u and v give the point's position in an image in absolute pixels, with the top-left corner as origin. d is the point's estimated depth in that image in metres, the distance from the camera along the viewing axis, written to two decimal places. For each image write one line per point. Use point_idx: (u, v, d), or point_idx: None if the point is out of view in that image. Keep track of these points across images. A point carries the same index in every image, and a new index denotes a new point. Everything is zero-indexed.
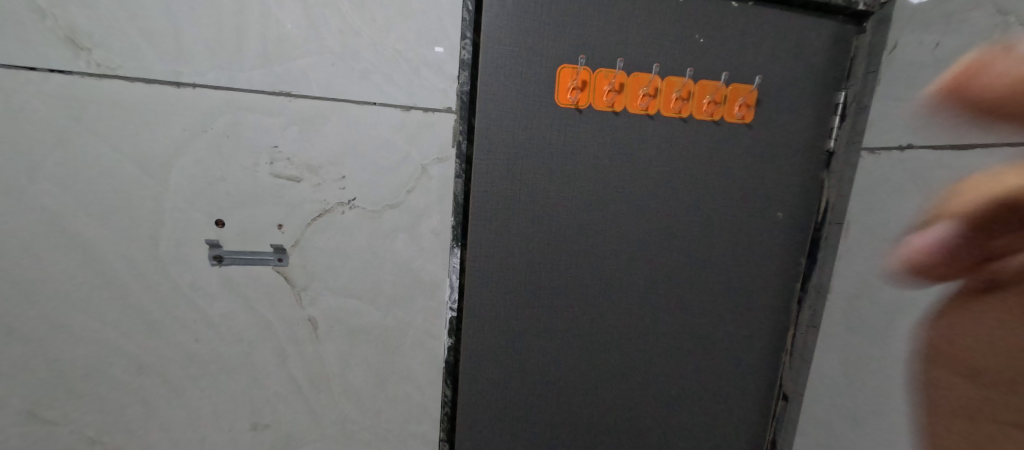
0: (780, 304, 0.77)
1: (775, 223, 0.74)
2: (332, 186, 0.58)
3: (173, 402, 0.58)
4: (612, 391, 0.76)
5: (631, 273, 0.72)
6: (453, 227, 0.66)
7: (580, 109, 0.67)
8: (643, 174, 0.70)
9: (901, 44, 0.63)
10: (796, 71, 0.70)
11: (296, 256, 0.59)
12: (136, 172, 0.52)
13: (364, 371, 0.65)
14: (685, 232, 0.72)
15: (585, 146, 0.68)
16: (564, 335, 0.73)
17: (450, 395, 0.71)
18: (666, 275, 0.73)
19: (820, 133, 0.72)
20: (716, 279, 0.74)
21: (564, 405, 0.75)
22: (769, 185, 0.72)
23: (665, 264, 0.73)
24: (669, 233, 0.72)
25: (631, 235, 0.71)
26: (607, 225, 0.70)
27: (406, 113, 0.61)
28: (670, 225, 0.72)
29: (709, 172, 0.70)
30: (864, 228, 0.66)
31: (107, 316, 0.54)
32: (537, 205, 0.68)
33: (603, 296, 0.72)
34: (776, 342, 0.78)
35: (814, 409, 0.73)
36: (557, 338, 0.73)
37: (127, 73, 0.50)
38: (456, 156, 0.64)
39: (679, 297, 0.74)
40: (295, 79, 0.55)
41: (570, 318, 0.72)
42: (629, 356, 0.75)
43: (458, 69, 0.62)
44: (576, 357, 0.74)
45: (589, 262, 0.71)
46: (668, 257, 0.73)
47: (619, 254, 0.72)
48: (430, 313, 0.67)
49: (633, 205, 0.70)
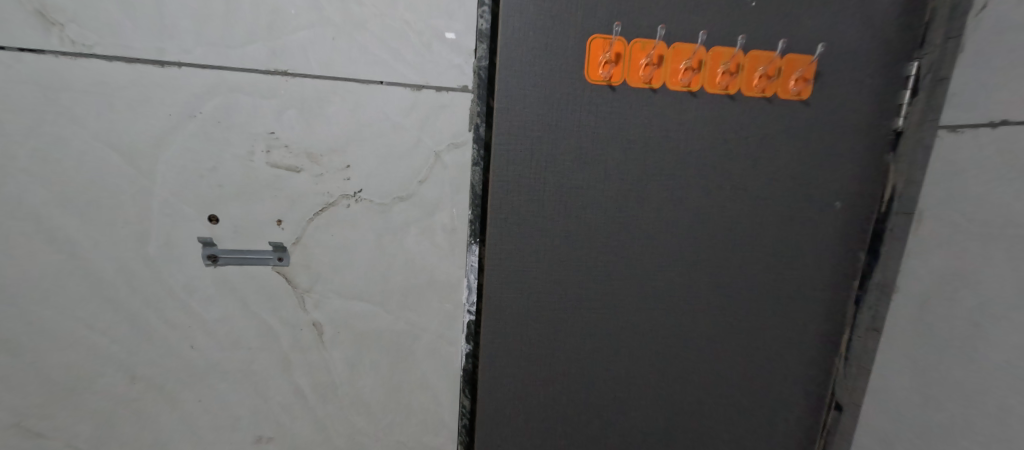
0: (833, 305, 0.72)
1: (833, 213, 0.68)
2: (336, 177, 0.54)
3: (169, 410, 0.57)
4: (648, 401, 0.70)
5: (664, 274, 0.66)
6: (470, 222, 0.59)
7: (613, 86, 0.58)
8: (688, 164, 0.63)
9: (990, 6, 0.56)
10: (862, 40, 0.62)
11: (296, 252, 0.55)
12: (121, 164, 0.50)
13: (373, 378, 0.60)
14: (725, 228, 0.66)
15: (621, 130, 0.60)
16: (592, 342, 0.66)
17: (468, 407, 0.65)
18: (702, 275, 0.67)
19: (885, 114, 0.66)
20: (762, 279, 0.69)
21: (592, 416, 0.69)
22: (824, 175, 0.66)
23: (702, 264, 0.67)
24: (707, 229, 0.66)
25: (665, 231, 0.65)
26: (640, 221, 0.64)
27: (417, 93, 0.54)
28: (709, 220, 0.65)
29: (750, 159, 0.64)
30: (941, 218, 0.61)
31: (96, 319, 0.52)
32: (563, 196, 0.61)
33: (635, 299, 0.66)
34: (829, 345, 0.73)
35: (882, 415, 0.67)
36: (585, 343, 0.66)
37: (103, 52, 0.47)
38: (473, 141, 0.56)
39: (716, 300, 0.68)
40: (293, 58, 0.50)
41: (599, 322, 0.66)
42: (666, 363, 0.69)
43: (475, 41, 0.54)
44: (605, 364, 0.67)
45: (619, 262, 0.64)
46: (705, 255, 0.67)
47: (653, 252, 0.65)
48: (446, 316, 0.61)
49: (675, 198, 0.63)
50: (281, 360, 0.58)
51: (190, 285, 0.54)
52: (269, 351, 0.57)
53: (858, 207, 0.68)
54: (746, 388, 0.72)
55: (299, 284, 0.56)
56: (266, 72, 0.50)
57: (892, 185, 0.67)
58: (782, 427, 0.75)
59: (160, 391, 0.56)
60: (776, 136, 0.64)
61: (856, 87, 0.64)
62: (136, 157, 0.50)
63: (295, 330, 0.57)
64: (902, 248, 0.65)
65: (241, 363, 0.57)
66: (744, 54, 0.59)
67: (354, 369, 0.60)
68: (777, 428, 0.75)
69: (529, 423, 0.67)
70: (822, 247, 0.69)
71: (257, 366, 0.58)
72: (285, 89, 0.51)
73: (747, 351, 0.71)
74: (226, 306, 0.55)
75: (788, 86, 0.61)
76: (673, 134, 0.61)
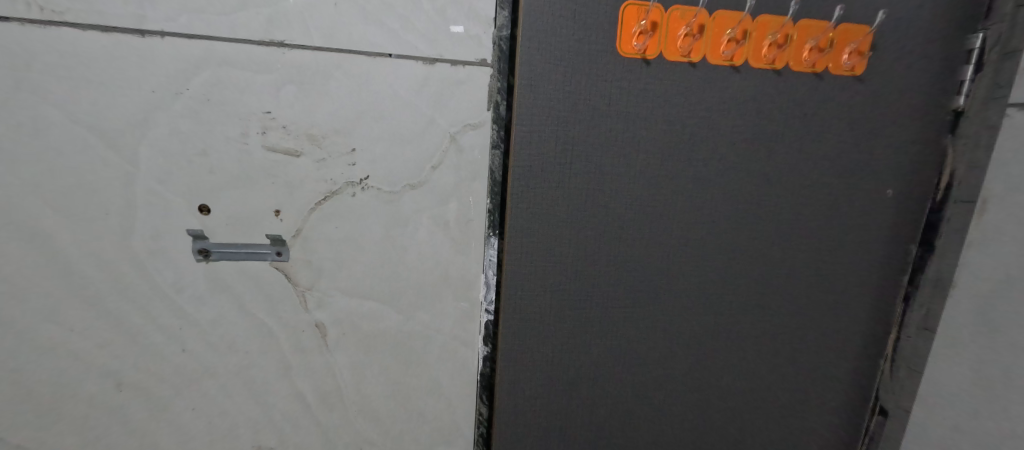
0: (880, 301, 0.66)
1: (884, 203, 0.62)
2: (340, 163, 0.49)
3: (158, 420, 0.51)
4: (678, 406, 0.65)
5: (700, 268, 0.61)
6: (488, 212, 0.53)
7: (648, 60, 0.53)
8: (728, 148, 0.57)
9: None
10: (920, 10, 0.56)
11: (297, 246, 0.50)
12: (99, 147, 0.44)
13: (382, 383, 0.55)
14: (765, 219, 0.60)
15: (657, 109, 0.54)
16: (620, 343, 0.61)
17: (485, 415, 0.60)
18: (740, 270, 0.62)
19: (944, 92, 0.59)
20: (805, 273, 0.63)
21: (619, 424, 0.64)
22: (875, 160, 0.60)
23: (740, 258, 0.61)
24: (745, 220, 0.60)
25: (701, 222, 0.59)
26: (674, 211, 0.58)
27: (430, 67, 0.48)
28: (749, 210, 0.59)
29: (794, 143, 0.58)
30: (1009, 207, 0.55)
31: (74, 322, 0.47)
32: (590, 184, 0.55)
33: (668, 297, 0.61)
34: (875, 345, 0.67)
35: (936, 422, 0.62)
36: (612, 345, 0.61)
37: (76, 19, 0.41)
38: (492, 121, 0.51)
39: (755, 297, 0.63)
40: (291, 26, 0.45)
41: (627, 322, 0.60)
42: (699, 365, 0.64)
43: (495, 7, 0.48)
44: (633, 368, 0.62)
45: (651, 257, 0.59)
46: (743, 249, 0.61)
47: (686, 246, 0.59)
48: (462, 316, 0.55)
49: (712, 186, 0.58)
50: (281, 365, 0.53)
51: (180, 283, 0.49)
52: (268, 355, 0.52)
53: (911, 194, 0.62)
54: (784, 393, 0.67)
55: (301, 281, 0.51)
56: (260, 43, 0.45)
57: (951, 170, 0.61)
58: (821, 434, 0.70)
59: (147, 400, 0.50)
60: (824, 116, 0.58)
61: (913, 61, 0.58)
62: (115, 140, 0.44)
63: (297, 331, 0.52)
64: (963, 240, 0.59)
65: (238, 368, 0.52)
66: (794, 24, 0.54)
67: (362, 374, 0.55)
68: (816, 434, 0.70)
69: (551, 432, 0.62)
70: (870, 239, 0.63)
71: (256, 372, 0.53)
72: (283, 62, 0.45)
73: (787, 352, 0.65)
74: (222, 306, 0.50)
75: (841, 60, 0.56)
76: (711, 114, 0.56)
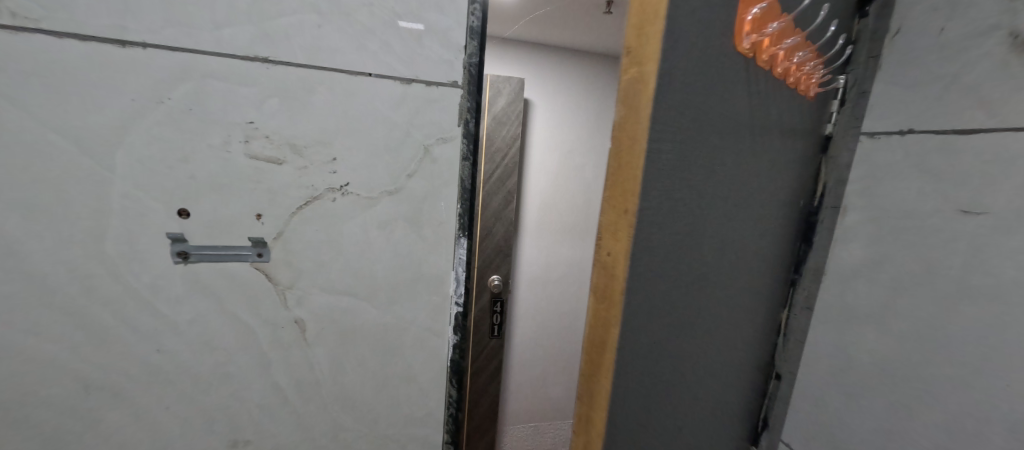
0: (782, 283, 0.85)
1: (789, 208, 0.81)
2: (322, 170, 0.53)
3: (129, 420, 0.52)
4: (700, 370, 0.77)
5: (731, 253, 0.74)
6: (459, 215, 0.59)
7: (749, 61, 0.63)
8: (761, 155, 0.71)
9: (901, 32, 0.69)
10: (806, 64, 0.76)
11: (277, 248, 0.53)
12: (75, 153, 0.45)
13: (359, 372, 0.60)
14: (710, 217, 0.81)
15: (730, 122, 0.64)
16: (675, 323, 0.69)
17: (455, 396, 0.65)
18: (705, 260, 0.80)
19: (821, 121, 0.79)
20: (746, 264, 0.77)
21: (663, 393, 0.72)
22: (784, 174, 0.77)
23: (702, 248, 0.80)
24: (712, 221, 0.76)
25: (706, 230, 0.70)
26: (708, 205, 0.67)
27: (407, 86, 0.53)
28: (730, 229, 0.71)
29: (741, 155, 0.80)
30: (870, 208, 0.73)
31: (40, 325, 0.47)
32: (687, 185, 0.61)
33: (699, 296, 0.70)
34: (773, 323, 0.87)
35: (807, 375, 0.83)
36: (671, 325, 0.68)
37: (52, 27, 0.42)
38: (462, 136, 0.57)
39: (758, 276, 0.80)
40: (274, 43, 0.48)
41: (671, 304, 0.67)
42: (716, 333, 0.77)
43: (466, 37, 0.54)
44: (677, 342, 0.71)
45: (694, 244, 0.67)
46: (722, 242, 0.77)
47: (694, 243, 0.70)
48: (435, 308, 0.61)
49: (744, 185, 0.71)
50: (260, 361, 0.56)
51: (157, 284, 0.50)
52: (245, 352, 0.55)
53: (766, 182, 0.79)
54: (721, 363, 0.80)
55: (280, 280, 0.54)
56: (243, 58, 0.48)
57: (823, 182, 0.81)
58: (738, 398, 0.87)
59: (120, 400, 0.51)
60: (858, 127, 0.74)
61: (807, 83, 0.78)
62: (92, 145, 0.45)
63: (276, 328, 0.55)
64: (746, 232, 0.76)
65: (216, 365, 0.54)
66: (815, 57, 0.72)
67: (338, 365, 0.59)
68: (731, 395, 0.85)
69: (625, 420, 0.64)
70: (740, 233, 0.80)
71: (232, 369, 0.55)
72: (267, 76, 0.49)
73: (728, 329, 0.79)
74: (199, 306, 0.52)
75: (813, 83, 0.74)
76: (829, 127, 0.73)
